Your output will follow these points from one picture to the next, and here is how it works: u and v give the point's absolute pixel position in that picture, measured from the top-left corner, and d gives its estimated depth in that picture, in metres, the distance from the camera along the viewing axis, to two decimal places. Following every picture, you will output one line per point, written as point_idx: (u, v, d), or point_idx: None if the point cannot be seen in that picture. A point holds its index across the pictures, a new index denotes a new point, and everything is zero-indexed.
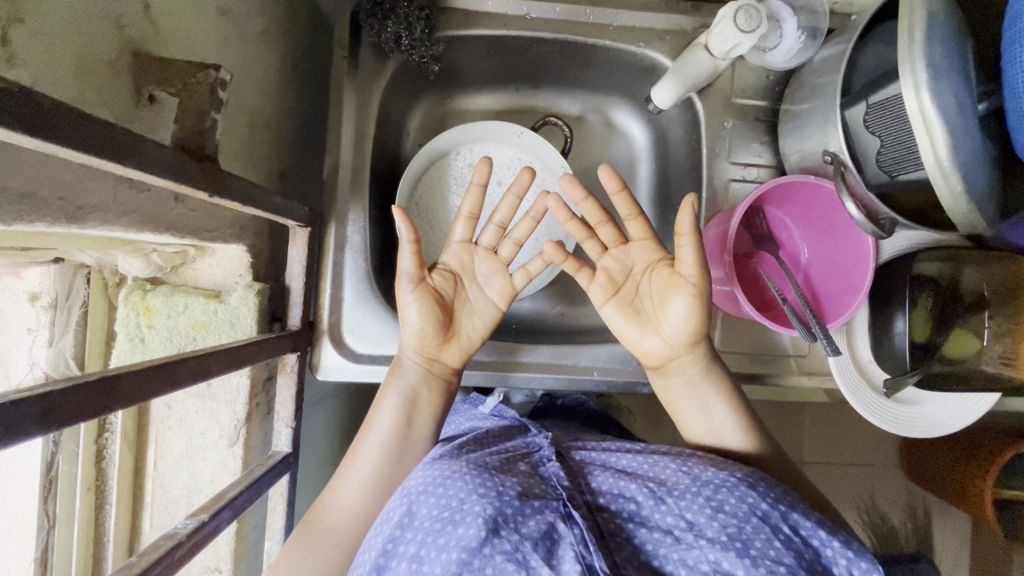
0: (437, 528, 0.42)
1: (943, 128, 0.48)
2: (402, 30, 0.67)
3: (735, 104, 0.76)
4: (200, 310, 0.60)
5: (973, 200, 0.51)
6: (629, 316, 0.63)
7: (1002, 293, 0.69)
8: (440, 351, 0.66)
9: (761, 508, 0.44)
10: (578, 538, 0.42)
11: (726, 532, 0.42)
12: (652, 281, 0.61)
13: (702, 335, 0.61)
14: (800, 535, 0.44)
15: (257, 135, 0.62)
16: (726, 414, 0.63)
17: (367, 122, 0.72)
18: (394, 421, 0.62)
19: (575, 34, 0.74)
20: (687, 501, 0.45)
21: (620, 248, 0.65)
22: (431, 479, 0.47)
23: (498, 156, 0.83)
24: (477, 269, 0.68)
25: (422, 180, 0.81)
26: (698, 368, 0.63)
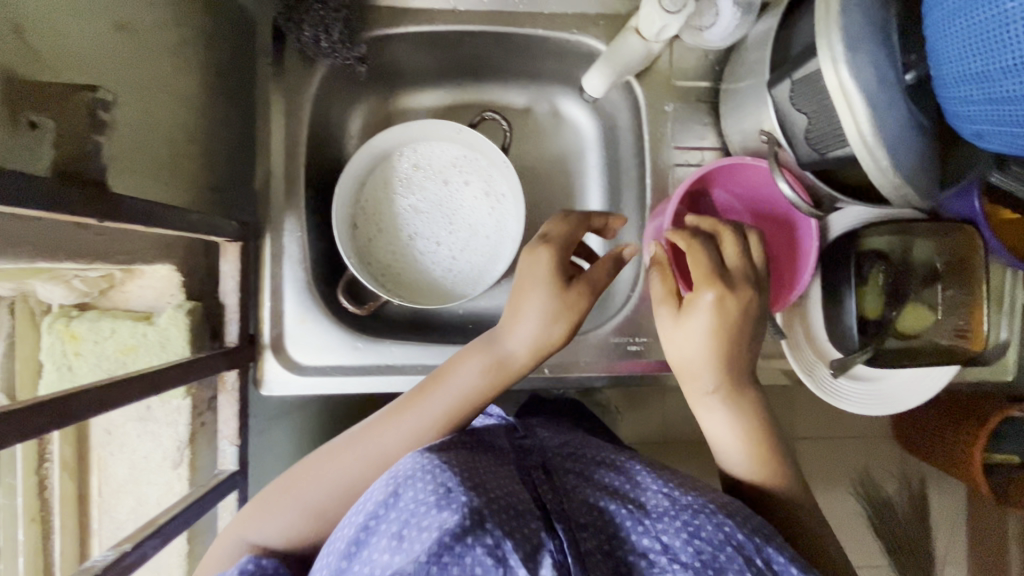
0: (424, 511, 0.42)
1: (864, 103, 0.47)
2: (320, 33, 0.64)
3: (676, 87, 0.74)
4: (128, 335, 0.59)
5: (902, 173, 0.50)
6: (714, 333, 0.57)
7: (957, 264, 0.68)
8: (542, 328, 0.60)
9: (736, 539, 0.45)
10: (558, 547, 0.43)
11: (700, 558, 0.43)
12: (749, 300, 0.57)
13: (732, 353, 0.58)
14: (771, 568, 0.45)
15: (178, 152, 0.61)
16: (742, 442, 0.60)
17: (299, 129, 0.70)
18: (466, 383, 0.59)
19: (506, 25, 0.73)
20: (664, 523, 0.46)
21: (730, 263, 0.58)
22: (422, 465, 0.46)
23: (443, 155, 0.81)
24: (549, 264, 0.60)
25: (367, 185, 0.80)
26: (710, 389, 0.59)
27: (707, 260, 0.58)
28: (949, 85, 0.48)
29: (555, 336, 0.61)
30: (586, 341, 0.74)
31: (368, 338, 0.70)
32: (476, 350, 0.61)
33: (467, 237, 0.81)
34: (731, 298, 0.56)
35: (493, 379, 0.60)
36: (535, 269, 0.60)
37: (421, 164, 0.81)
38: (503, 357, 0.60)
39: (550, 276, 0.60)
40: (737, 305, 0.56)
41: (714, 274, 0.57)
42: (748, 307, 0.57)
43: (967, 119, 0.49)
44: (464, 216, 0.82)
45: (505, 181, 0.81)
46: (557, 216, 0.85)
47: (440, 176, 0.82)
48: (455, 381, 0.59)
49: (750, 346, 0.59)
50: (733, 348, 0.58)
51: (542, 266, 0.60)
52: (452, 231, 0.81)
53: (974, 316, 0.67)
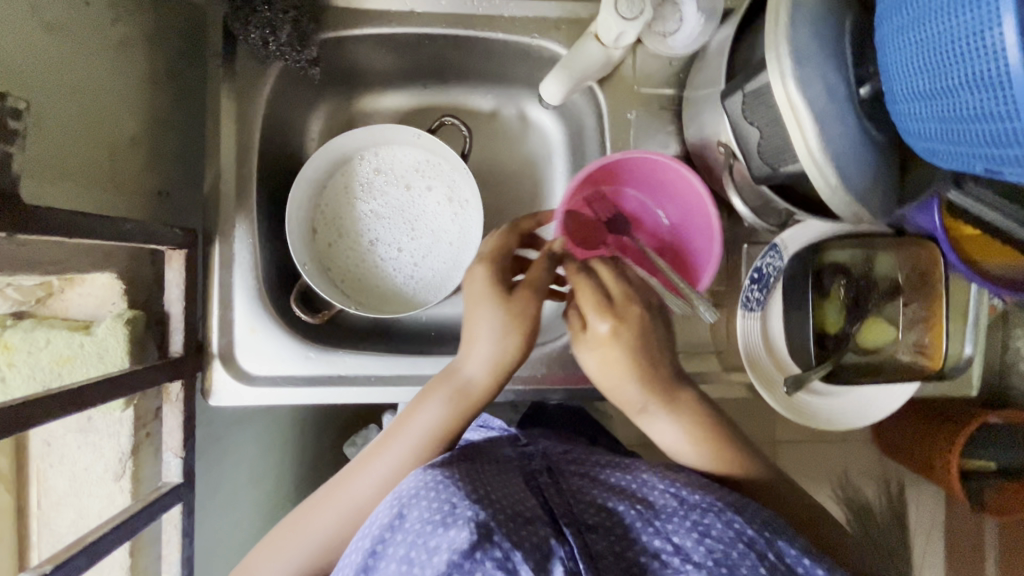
0: (429, 530, 0.45)
1: (812, 119, 0.46)
2: (268, 35, 0.62)
3: (639, 94, 0.72)
4: (65, 344, 0.57)
5: (852, 191, 0.49)
6: (620, 355, 0.58)
7: (919, 279, 0.67)
8: (493, 356, 0.59)
9: (745, 535, 0.48)
10: (571, 554, 0.46)
11: (712, 557, 0.46)
12: (641, 319, 0.58)
13: (643, 369, 0.59)
14: (783, 559, 0.47)
15: (120, 157, 0.59)
16: (698, 451, 0.60)
17: (250, 133, 0.68)
18: (429, 426, 0.59)
19: (466, 29, 0.71)
20: (674, 525, 0.49)
21: (619, 288, 0.58)
22: (426, 482, 0.50)
23: (405, 159, 0.80)
24: (483, 284, 0.59)
25: (326, 189, 0.78)
26: (640, 402, 0.60)
27: (591, 288, 0.57)
28: (899, 102, 0.47)
29: (509, 363, 0.59)
30: (545, 352, 0.72)
31: (321, 347, 0.69)
32: (435, 387, 0.60)
33: (429, 243, 0.80)
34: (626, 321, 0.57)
35: (457, 408, 0.59)
36: (476, 294, 0.59)
37: (382, 169, 0.79)
38: (464, 390, 0.60)
39: (490, 301, 0.58)
40: (627, 328, 0.57)
41: (600, 301, 0.57)
42: (639, 325, 0.58)
43: (915, 136, 0.48)
44: (426, 221, 0.80)
45: (468, 187, 0.79)
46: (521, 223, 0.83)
47: (402, 181, 0.80)
48: (422, 418, 0.59)
49: (661, 364, 0.60)
50: (645, 363, 0.59)
51: (479, 283, 0.59)
52: (414, 236, 0.80)
53: (934, 334, 0.66)
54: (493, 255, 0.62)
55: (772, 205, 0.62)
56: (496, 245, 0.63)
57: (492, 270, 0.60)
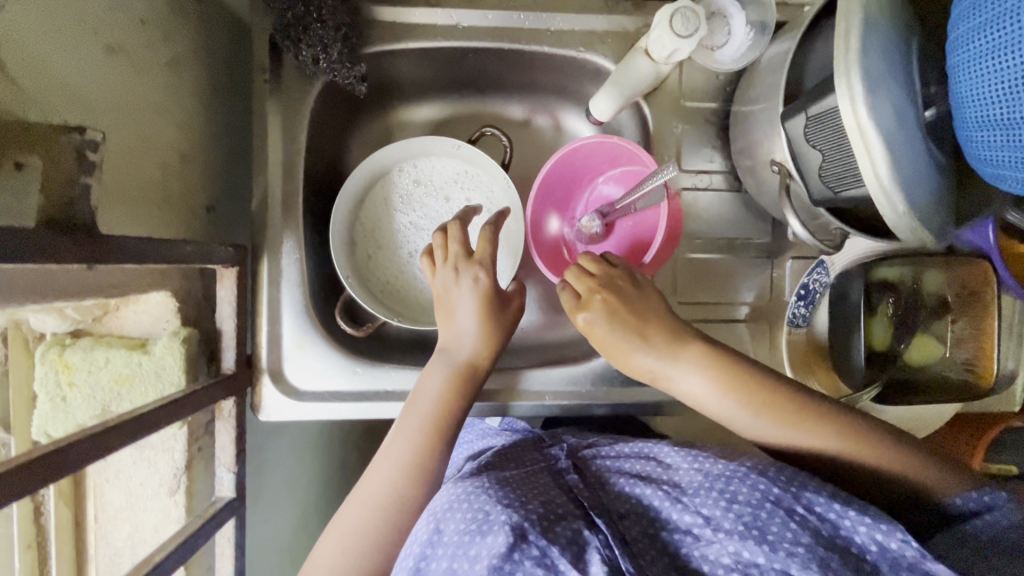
0: (467, 540, 0.49)
1: (882, 145, 0.45)
2: (318, 53, 0.62)
3: (684, 107, 0.72)
4: (123, 364, 0.59)
5: (918, 217, 0.48)
6: (614, 329, 0.59)
7: (968, 297, 0.67)
8: (485, 327, 0.66)
9: (772, 493, 0.49)
10: (605, 543, 0.50)
11: (742, 521, 0.48)
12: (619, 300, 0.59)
13: (642, 333, 0.59)
14: (814, 512, 0.48)
15: (173, 174, 0.59)
16: (763, 417, 0.57)
17: (296, 148, 0.68)
18: (433, 399, 0.63)
19: (510, 43, 0.70)
20: (702, 497, 0.51)
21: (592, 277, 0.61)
22: (458, 496, 0.54)
23: (443, 171, 0.78)
24: (461, 280, 0.65)
25: (364, 201, 0.77)
26: (653, 351, 0.59)
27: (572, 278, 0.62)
28: (970, 127, 0.46)
29: (499, 330, 0.66)
30: (588, 367, 0.73)
31: (368, 362, 0.69)
32: (430, 365, 0.65)
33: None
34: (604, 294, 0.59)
35: (456, 383, 0.64)
36: (450, 291, 0.65)
37: (421, 181, 0.78)
38: (460, 362, 0.65)
39: (466, 292, 0.65)
40: (599, 310, 0.59)
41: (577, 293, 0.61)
42: (623, 302, 0.59)
43: (988, 163, 0.47)
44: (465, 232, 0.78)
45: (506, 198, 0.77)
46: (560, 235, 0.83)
47: (440, 193, 0.78)
48: (426, 395, 0.64)
49: (666, 327, 0.60)
50: (639, 328, 0.59)
51: (466, 281, 0.65)
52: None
53: (985, 351, 0.66)
54: (474, 257, 0.65)
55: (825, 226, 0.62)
56: (465, 242, 0.65)
57: (484, 269, 0.65)
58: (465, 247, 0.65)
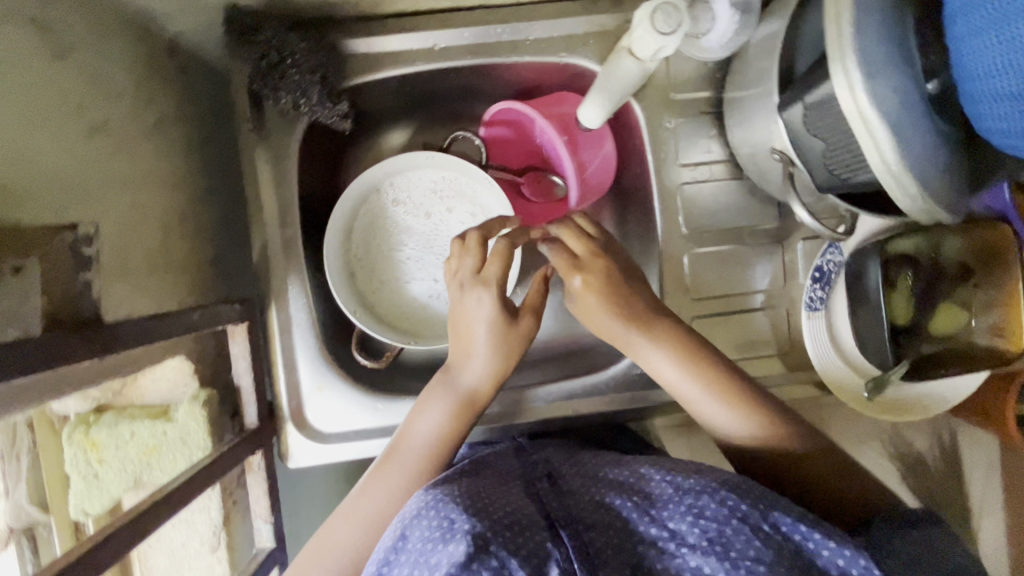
0: (430, 548, 0.45)
1: (886, 130, 0.44)
2: (298, 98, 0.62)
3: (675, 100, 0.70)
4: (148, 435, 0.60)
5: (932, 195, 0.47)
6: (597, 296, 0.62)
7: (989, 260, 0.64)
8: (495, 349, 0.64)
9: (739, 510, 0.46)
10: (565, 555, 0.45)
11: (707, 537, 0.45)
12: (611, 276, 0.62)
13: (629, 309, 0.62)
14: (780, 530, 0.46)
15: (171, 240, 0.59)
16: (732, 414, 0.58)
17: (290, 193, 0.68)
18: (432, 428, 0.63)
19: (490, 57, 0.68)
20: (670, 511, 0.48)
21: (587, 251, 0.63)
22: (427, 502, 0.50)
23: (419, 182, 0.78)
24: (467, 289, 0.63)
25: (353, 230, 0.77)
26: (627, 332, 0.62)
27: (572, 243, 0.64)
28: (979, 100, 0.44)
29: (508, 354, 0.64)
30: (608, 374, 0.73)
31: (389, 398, 0.69)
32: (434, 391, 0.64)
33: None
34: (586, 275, 0.62)
35: (459, 412, 0.63)
36: (458, 309, 0.64)
37: (400, 198, 0.78)
38: (463, 393, 0.64)
39: (485, 320, 0.63)
40: (576, 279, 0.62)
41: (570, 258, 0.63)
42: (610, 278, 0.62)
43: (999, 133, 0.45)
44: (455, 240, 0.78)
45: (491, 198, 0.77)
46: None
47: (423, 208, 0.79)
48: (423, 422, 0.63)
49: (659, 316, 0.62)
50: (646, 317, 0.62)
51: (478, 301, 0.63)
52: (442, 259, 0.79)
53: (1011, 314, 0.63)
54: (483, 274, 0.63)
55: (829, 205, 0.62)
56: (483, 257, 0.63)
57: (491, 289, 0.63)
58: (482, 256, 0.63)
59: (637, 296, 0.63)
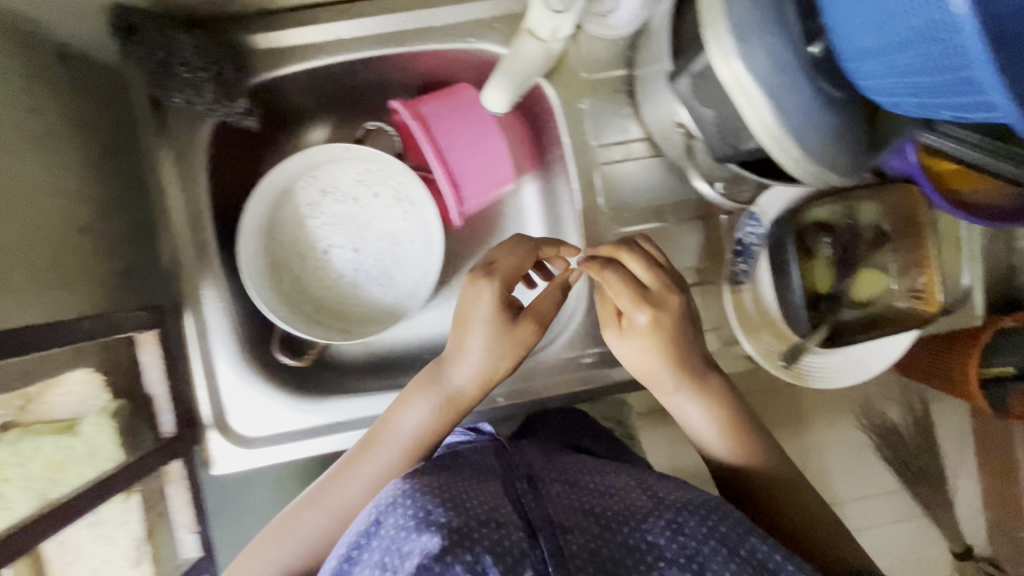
0: (403, 535, 0.45)
1: (763, 94, 0.44)
2: (192, 96, 0.60)
3: (588, 81, 0.69)
4: (53, 450, 0.54)
5: (817, 157, 0.47)
6: (655, 343, 0.59)
7: (905, 225, 0.66)
8: (492, 352, 0.61)
9: (720, 531, 0.48)
10: (541, 558, 0.44)
11: (684, 554, 0.47)
12: (677, 328, 0.60)
13: (676, 354, 0.60)
14: (752, 555, 0.47)
15: (67, 248, 0.57)
16: (721, 435, 0.62)
17: (198, 194, 0.66)
18: (417, 425, 0.62)
19: (396, 45, 0.67)
20: (649, 525, 0.49)
21: (659, 296, 0.59)
22: (401, 492, 0.49)
23: (347, 173, 0.77)
24: (480, 297, 0.60)
25: (278, 224, 0.76)
26: (671, 390, 0.62)
27: (636, 272, 0.60)
28: (853, 59, 0.44)
29: (506, 360, 0.62)
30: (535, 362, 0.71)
31: (314, 399, 0.69)
32: (421, 387, 0.63)
33: (392, 259, 0.78)
34: (666, 318, 0.59)
35: (444, 414, 0.62)
36: (467, 307, 0.61)
37: (327, 188, 0.77)
38: (451, 393, 0.63)
39: (484, 321, 0.60)
40: (638, 317, 0.59)
41: (636, 297, 0.58)
42: (674, 330, 0.60)
43: (879, 92, 0.45)
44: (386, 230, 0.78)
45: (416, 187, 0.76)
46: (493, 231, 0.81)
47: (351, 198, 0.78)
48: (409, 419, 0.62)
49: (694, 350, 0.61)
50: (681, 357, 0.61)
51: (482, 302, 0.60)
52: (370, 249, 0.78)
53: (926, 278, 0.66)
54: (499, 269, 0.60)
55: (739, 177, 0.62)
56: (515, 269, 0.61)
57: (500, 287, 0.60)
58: (511, 269, 0.61)
59: (694, 351, 0.61)
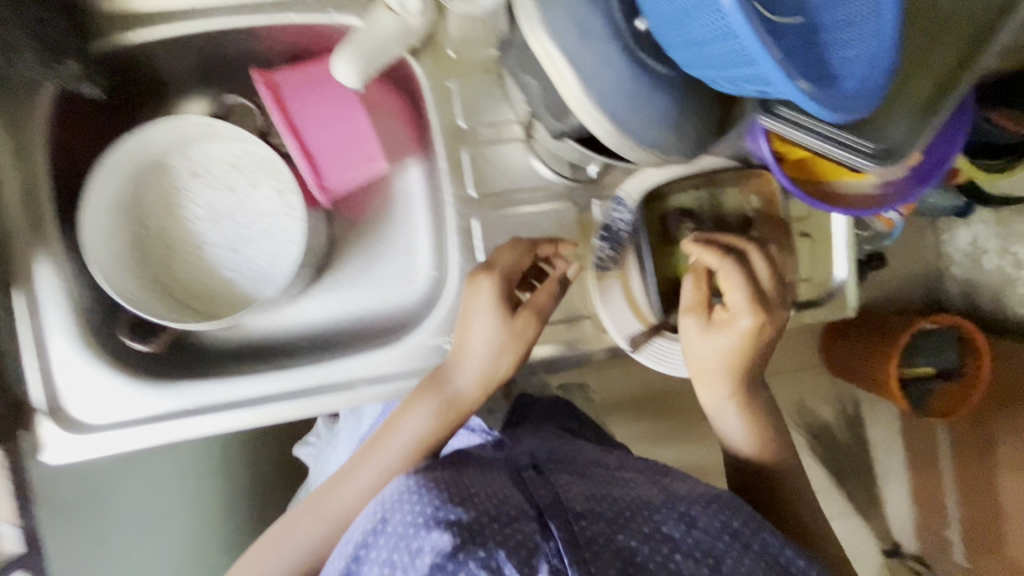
0: (410, 534, 0.47)
1: (568, 66, 0.45)
2: (9, 55, 0.56)
3: (456, 60, 0.67)
4: None
5: (631, 133, 0.47)
6: (726, 353, 0.62)
7: (762, 212, 0.67)
8: (493, 362, 0.63)
9: (733, 526, 0.53)
10: (554, 551, 0.46)
11: (699, 548, 0.50)
12: (762, 340, 0.62)
13: (740, 367, 0.64)
14: (767, 551, 0.52)
15: None
16: (748, 432, 0.68)
17: (35, 164, 0.64)
18: (418, 430, 0.64)
19: (254, 15, 0.65)
20: (661, 515, 0.52)
21: (747, 315, 0.60)
22: (408, 488, 0.51)
23: (220, 155, 0.73)
24: (507, 315, 0.62)
25: (137, 201, 0.71)
26: (725, 396, 0.66)
27: (738, 283, 0.60)
28: (666, 34, 0.44)
29: (507, 365, 0.64)
30: (399, 347, 0.68)
31: (159, 382, 0.66)
32: (422, 394, 0.64)
33: (264, 254, 0.73)
34: (767, 326, 0.61)
35: (443, 419, 0.64)
36: (471, 319, 0.63)
37: (198, 169, 0.73)
38: (453, 398, 0.64)
39: (489, 315, 0.62)
40: (741, 320, 0.60)
41: (745, 300, 0.60)
42: (772, 332, 0.62)
43: (692, 67, 0.44)
44: (256, 219, 0.73)
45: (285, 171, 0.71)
46: (376, 216, 0.79)
47: (222, 180, 0.73)
48: (409, 427, 0.64)
49: (762, 355, 0.65)
50: (739, 369, 0.64)
51: (483, 317, 0.62)
52: (240, 235, 0.73)
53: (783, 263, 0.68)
54: (495, 267, 0.63)
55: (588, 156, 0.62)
56: (508, 285, 0.62)
57: (501, 290, 0.62)
58: (507, 279, 0.62)
59: (755, 368, 0.65)
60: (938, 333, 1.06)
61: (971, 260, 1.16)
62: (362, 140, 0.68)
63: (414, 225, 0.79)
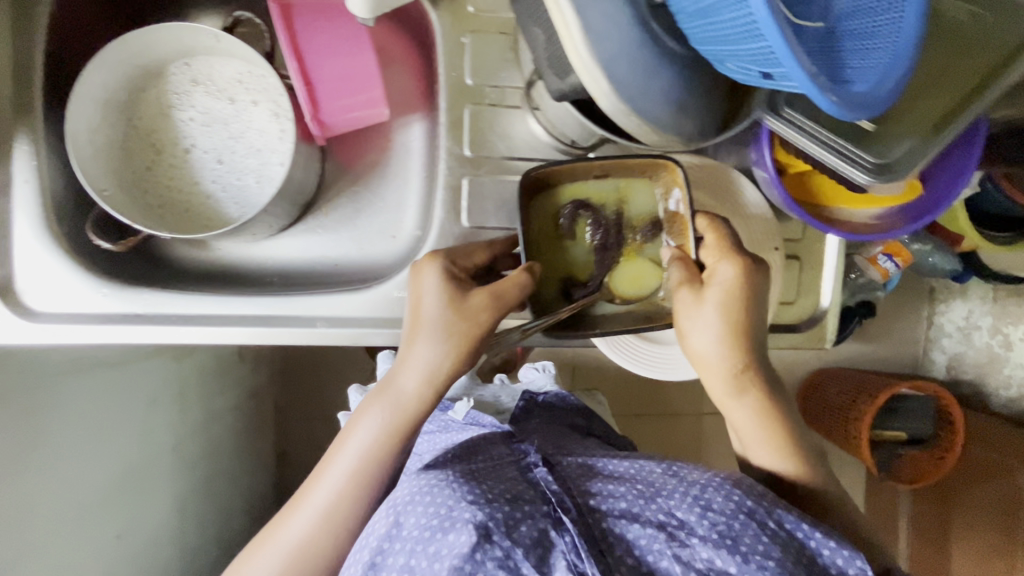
0: (426, 536, 0.45)
1: (575, 17, 0.42)
2: None
3: (474, 14, 0.67)
4: None
5: (630, 99, 0.45)
6: (727, 324, 0.57)
7: (668, 214, 0.64)
8: (444, 350, 0.56)
9: (746, 505, 0.47)
10: (571, 545, 0.45)
11: (716, 530, 0.45)
12: (757, 294, 0.58)
13: (744, 343, 0.58)
14: (784, 528, 0.47)
15: None
16: (778, 449, 0.59)
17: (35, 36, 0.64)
18: (372, 433, 0.56)
19: None
20: (676, 500, 0.47)
21: (739, 266, 0.58)
22: (420, 488, 0.49)
23: (226, 71, 0.71)
24: (456, 292, 0.57)
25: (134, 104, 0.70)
26: (738, 371, 0.58)
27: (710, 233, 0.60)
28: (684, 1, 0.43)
29: (463, 343, 0.56)
30: (368, 291, 0.67)
31: (118, 285, 0.66)
32: (376, 395, 0.57)
33: (250, 179, 0.71)
34: (751, 268, 0.58)
35: (399, 421, 0.56)
36: (415, 304, 0.58)
37: (200, 81, 0.71)
38: (400, 397, 0.56)
39: (431, 298, 0.57)
40: (722, 271, 0.58)
41: (719, 243, 0.59)
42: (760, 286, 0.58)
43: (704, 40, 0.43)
44: (247, 141, 0.71)
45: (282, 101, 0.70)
46: (370, 164, 0.78)
47: (222, 97, 0.71)
48: (363, 432, 0.56)
49: (760, 327, 0.59)
50: (751, 347, 0.58)
51: (430, 291, 0.57)
52: (231, 156, 0.71)
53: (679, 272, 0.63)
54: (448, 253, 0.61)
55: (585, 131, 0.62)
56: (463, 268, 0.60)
57: (453, 272, 0.58)
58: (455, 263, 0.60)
59: (759, 334, 0.59)
60: (914, 398, 1.05)
61: (960, 335, 1.12)
62: (364, 80, 0.66)
63: (408, 179, 0.77)
